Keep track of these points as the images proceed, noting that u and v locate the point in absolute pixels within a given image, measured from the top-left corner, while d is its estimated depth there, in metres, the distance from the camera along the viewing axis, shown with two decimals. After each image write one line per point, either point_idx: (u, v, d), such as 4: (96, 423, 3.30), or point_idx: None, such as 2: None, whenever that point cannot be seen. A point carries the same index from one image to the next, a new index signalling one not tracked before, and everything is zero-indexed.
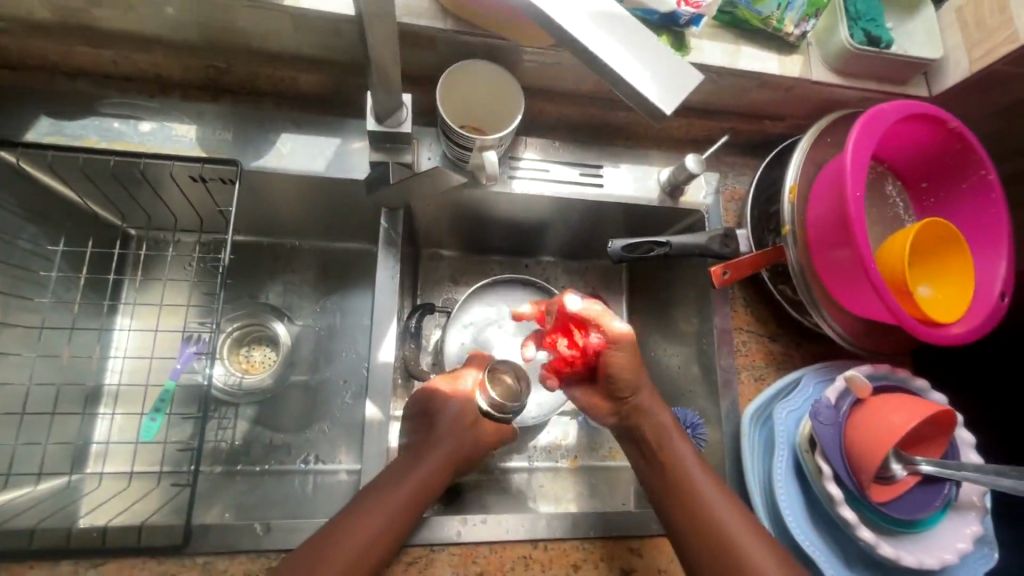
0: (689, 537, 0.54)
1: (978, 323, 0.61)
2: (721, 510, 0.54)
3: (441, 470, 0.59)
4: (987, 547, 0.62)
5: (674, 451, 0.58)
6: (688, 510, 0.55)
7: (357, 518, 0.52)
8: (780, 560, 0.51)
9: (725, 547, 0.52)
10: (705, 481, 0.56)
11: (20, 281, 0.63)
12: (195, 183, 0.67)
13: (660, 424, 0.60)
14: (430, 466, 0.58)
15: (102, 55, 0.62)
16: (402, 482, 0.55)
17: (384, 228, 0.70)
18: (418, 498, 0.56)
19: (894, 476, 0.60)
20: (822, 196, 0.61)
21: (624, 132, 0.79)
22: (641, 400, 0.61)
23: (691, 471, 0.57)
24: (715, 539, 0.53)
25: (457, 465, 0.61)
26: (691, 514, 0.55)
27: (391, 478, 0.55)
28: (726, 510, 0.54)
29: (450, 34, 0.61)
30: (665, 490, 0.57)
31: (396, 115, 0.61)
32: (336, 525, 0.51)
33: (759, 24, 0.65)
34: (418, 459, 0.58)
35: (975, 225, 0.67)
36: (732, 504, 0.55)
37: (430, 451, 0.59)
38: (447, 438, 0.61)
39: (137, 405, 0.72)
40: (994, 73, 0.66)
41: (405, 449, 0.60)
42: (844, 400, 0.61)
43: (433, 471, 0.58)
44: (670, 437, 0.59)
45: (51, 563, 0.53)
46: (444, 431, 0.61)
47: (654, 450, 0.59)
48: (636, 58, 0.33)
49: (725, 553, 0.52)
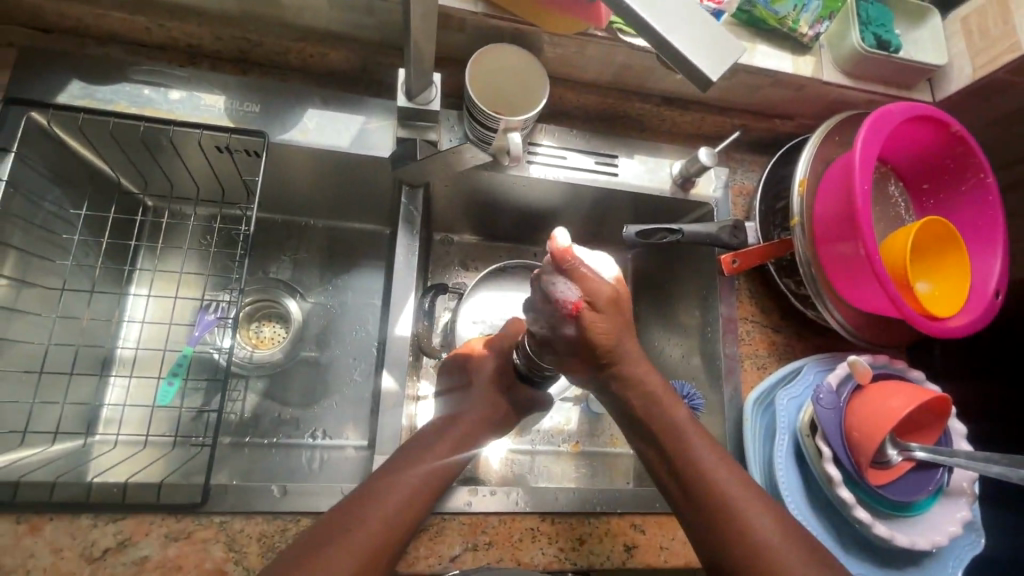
0: (697, 508, 0.52)
1: (975, 317, 0.64)
2: (722, 479, 0.52)
3: (473, 433, 0.62)
4: (974, 533, 0.65)
5: (668, 417, 0.57)
6: (691, 481, 0.53)
7: (380, 479, 0.53)
8: (782, 525, 0.50)
9: (729, 516, 0.50)
10: (704, 449, 0.55)
11: (44, 242, 0.64)
12: (220, 153, 0.69)
13: (649, 394, 0.57)
14: (455, 436, 0.61)
15: (137, 22, 0.63)
16: (437, 444, 0.59)
17: (403, 206, 0.72)
18: (443, 474, 0.57)
19: (889, 461, 0.63)
20: (829, 192, 0.64)
21: (638, 125, 0.81)
22: (638, 372, 0.57)
23: (688, 439, 0.55)
24: (716, 508, 0.51)
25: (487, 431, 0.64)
26: (696, 485, 0.53)
27: (412, 454, 0.57)
28: (727, 478, 0.53)
29: (480, 18, 0.64)
30: (665, 464, 0.56)
31: (426, 94, 0.64)
32: (362, 496, 0.52)
33: (775, 24, 0.68)
34: (443, 433, 0.60)
35: (973, 225, 0.70)
36: (733, 472, 0.53)
37: (462, 419, 0.63)
38: (480, 401, 0.64)
39: (152, 371, 0.73)
40: (996, 81, 0.69)
41: (440, 419, 0.63)
42: (845, 386, 0.64)
43: (462, 439, 0.61)
44: (661, 404, 0.57)
45: (70, 516, 0.54)
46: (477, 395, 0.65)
47: (649, 426, 0.57)
48: (684, 28, 0.34)
49: (727, 518, 0.50)
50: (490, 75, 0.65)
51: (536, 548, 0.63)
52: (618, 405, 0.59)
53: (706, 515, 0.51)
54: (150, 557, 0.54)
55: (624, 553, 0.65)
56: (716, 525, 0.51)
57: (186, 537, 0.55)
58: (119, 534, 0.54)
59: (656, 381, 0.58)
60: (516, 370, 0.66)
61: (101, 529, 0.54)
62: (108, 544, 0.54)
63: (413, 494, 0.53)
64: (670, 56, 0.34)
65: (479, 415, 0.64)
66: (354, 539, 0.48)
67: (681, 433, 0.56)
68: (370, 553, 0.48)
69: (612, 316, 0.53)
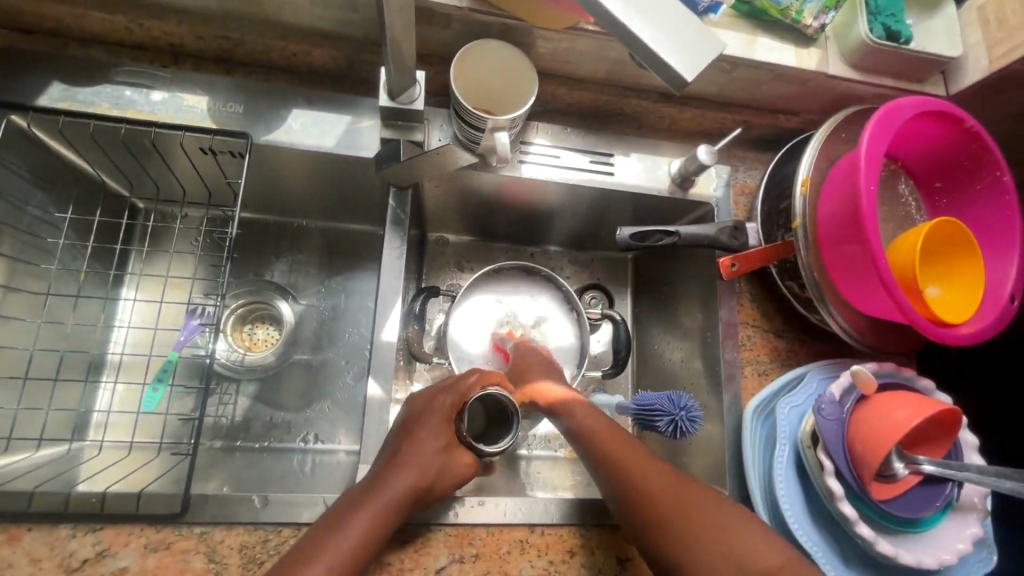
0: (647, 535, 0.51)
1: (987, 324, 0.61)
2: (667, 498, 0.51)
3: (432, 465, 0.55)
4: (986, 550, 0.62)
5: (619, 444, 0.57)
6: (648, 505, 0.51)
7: (364, 488, 0.52)
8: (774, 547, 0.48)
9: (692, 538, 0.48)
10: (650, 473, 0.54)
11: (29, 247, 0.63)
12: (205, 155, 0.68)
13: (597, 421, 0.60)
14: (416, 465, 0.54)
15: (118, 21, 0.62)
16: (407, 463, 0.54)
17: (391, 208, 0.70)
18: (412, 496, 0.53)
19: (895, 475, 0.60)
20: (832, 192, 0.61)
21: (636, 122, 0.79)
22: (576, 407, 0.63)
23: (623, 464, 0.55)
24: (692, 519, 0.49)
25: (436, 479, 0.55)
26: (652, 511, 0.51)
27: (383, 473, 0.53)
28: (681, 497, 0.51)
29: (466, 13, 0.61)
30: (624, 494, 0.53)
31: (410, 92, 0.62)
32: (349, 503, 0.51)
33: (777, 15, 0.65)
34: (401, 462, 0.54)
35: (986, 226, 0.66)
36: (698, 488, 0.52)
37: (417, 439, 0.57)
38: (432, 433, 0.58)
39: (138, 376, 0.73)
40: (1013, 73, 0.66)
41: (399, 426, 0.60)
42: (848, 396, 0.61)
43: (427, 469, 0.55)
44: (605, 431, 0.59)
45: (50, 525, 0.54)
46: (428, 432, 0.58)
47: (599, 451, 0.57)
48: (661, 26, 0.32)
49: (705, 527, 0.49)
50: (483, 93, 0.66)
51: (525, 560, 0.61)
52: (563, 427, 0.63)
53: (684, 526, 0.49)
54: (129, 568, 0.53)
55: (617, 566, 0.63)
56: (697, 535, 0.48)
57: (166, 548, 0.55)
58: (98, 544, 0.54)
59: (586, 411, 0.62)
60: (460, 434, 0.59)
61: (80, 539, 0.54)
62: (87, 554, 0.53)
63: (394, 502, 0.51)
64: (645, 57, 0.32)
65: (435, 446, 0.57)
66: (334, 551, 0.47)
67: (610, 458, 0.56)
68: (353, 560, 0.47)
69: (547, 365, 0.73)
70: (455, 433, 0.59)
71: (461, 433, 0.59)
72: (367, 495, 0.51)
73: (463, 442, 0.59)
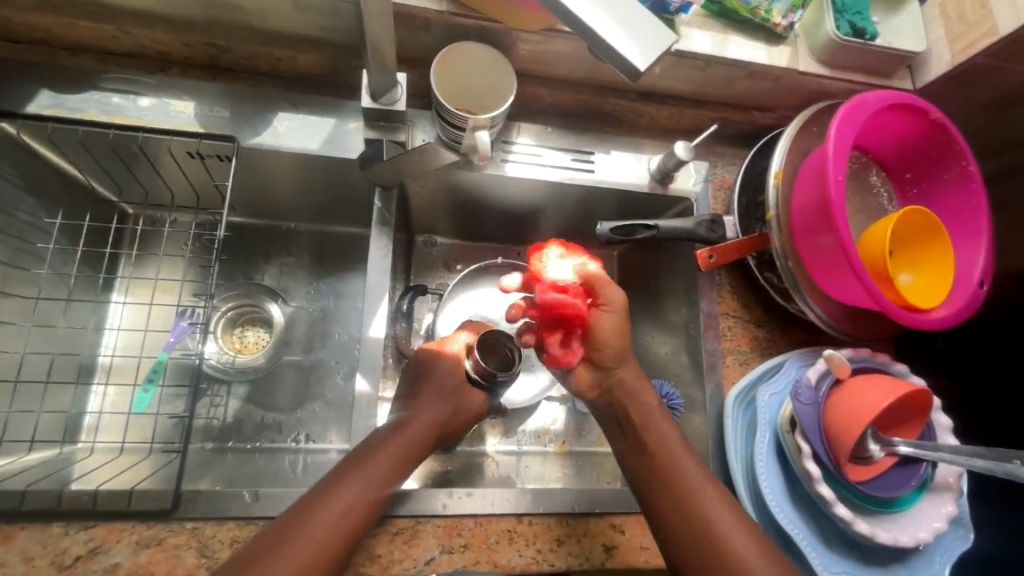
0: (647, 496, 0.56)
1: (959, 308, 0.63)
2: (697, 487, 0.54)
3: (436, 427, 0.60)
4: (962, 528, 0.64)
5: (654, 421, 0.60)
6: (654, 472, 0.56)
7: (355, 457, 0.54)
8: (745, 525, 0.52)
9: (715, 551, 0.50)
10: (679, 452, 0.58)
11: (19, 253, 0.65)
12: (192, 159, 0.69)
13: (645, 406, 0.61)
14: (422, 421, 0.59)
15: (104, 30, 0.64)
16: (414, 423, 0.59)
17: (377, 208, 0.71)
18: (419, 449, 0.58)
19: (872, 457, 0.61)
20: (805, 184, 0.63)
21: (616, 121, 0.81)
22: (625, 374, 0.63)
23: (676, 459, 0.57)
24: (677, 491, 0.54)
25: (443, 430, 0.62)
26: (656, 473, 0.56)
27: (383, 436, 0.57)
28: (692, 478, 0.55)
29: (445, 16, 0.64)
30: (643, 460, 0.58)
31: (391, 94, 0.64)
32: (347, 468, 0.52)
33: (746, 14, 0.68)
34: (410, 418, 0.59)
35: (955, 213, 0.69)
36: (693, 467, 0.56)
37: (418, 405, 0.61)
38: (433, 403, 0.61)
39: (129, 378, 0.74)
40: (975, 66, 0.68)
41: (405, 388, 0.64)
42: (825, 380, 0.63)
43: (436, 424, 0.60)
44: (659, 424, 0.60)
45: (42, 524, 0.54)
46: (431, 393, 0.62)
47: (632, 425, 0.60)
48: (614, 19, 0.34)
49: (681, 502, 0.54)
50: (464, 94, 0.67)
51: (513, 550, 0.62)
52: (610, 412, 0.63)
53: (668, 498, 0.54)
54: (121, 564, 0.54)
55: (604, 553, 0.64)
56: (673, 506, 0.54)
57: (158, 544, 0.55)
58: (90, 541, 0.54)
59: (654, 402, 0.61)
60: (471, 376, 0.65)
61: (72, 537, 0.54)
62: (80, 551, 0.54)
63: (389, 469, 0.54)
64: (601, 49, 0.34)
65: (445, 399, 0.62)
66: (331, 511, 0.49)
67: (669, 450, 0.57)
68: (349, 521, 0.49)
69: (621, 337, 0.62)
70: (464, 375, 0.65)
71: (470, 375, 0.65)
72: (359, 464, 0.53)
73: (476, 383, 0.65)
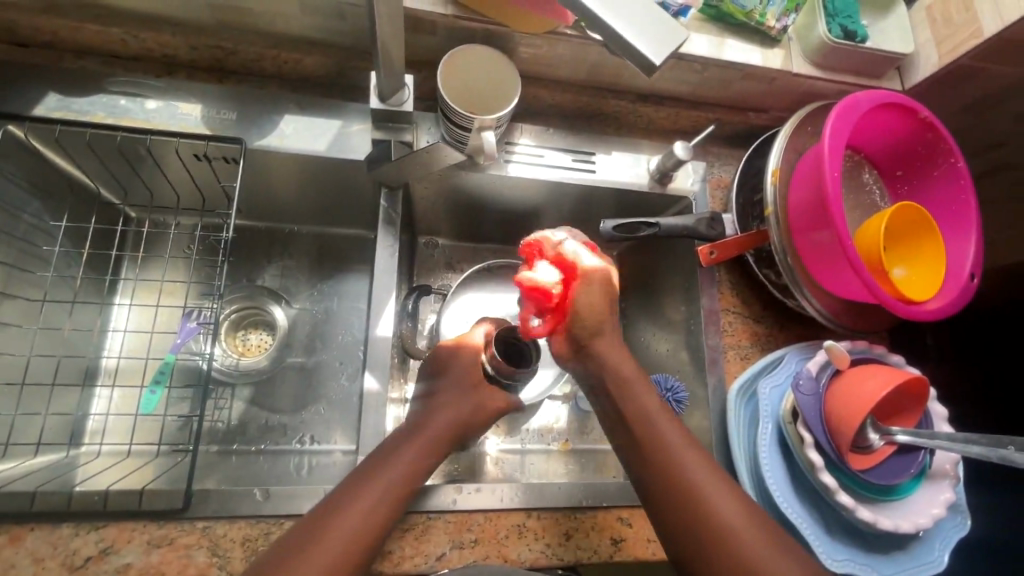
0: (637, 472, 0.55)
1: (952, 300, 0.65)
2: (682, 456, 0.53)
3: (449, 433, 0.59)
4: (959, 515, 0.66)
5: (639, 399, 0.57)
6: (642, 449, 0.55)
7: (381, 452, 0.55)
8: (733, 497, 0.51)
9: (700, 520, 0.50)
10: (661, 420, 0.56)
11: (26, 256, 0.65)
12: (199, 161, 0.69)
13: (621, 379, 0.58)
14: (445, 414, 0.60)
15: (113, 33, 0.64)
16: (435, 416, 0.60)
17: (383, 208, 0.72)
18: (443, 441, 0.59)
19: (872, 445, 0.63)
20: (801, 182, 0.65)
21: (616, 123, 0.82)
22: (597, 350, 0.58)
23: (657, 425, 0.55)
24: (659, 461, 0.53)
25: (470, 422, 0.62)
26: (645, 450, 0.54)
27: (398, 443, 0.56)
28: (675, 446, 0.54)
29: (450, 19, 0.65)
30: (632, 439, 0.56)
31: (399, 95, 0.65)
32: (382, 455, 0.54)
33: (742, 17, 0.70)
34: (431, 411, 0.60)
35: (945, 209, 0.71)
36: (675, 434, 0.55)
37: (446, 397, 0.62)
38: (449, 404, 0.62)
39: (135, 380, 0.74)
40: (961, 67, 0.71)
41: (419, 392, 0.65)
42: (824, 372, 0.64)
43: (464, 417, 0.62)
44: (642, 399, 0.57)
45: (52, 525, 0.54)
46: (451, 384, 0.63)
47: (624, 407, 0.57)
48: (628, 15, 0.35)
49: (665, 472, 0.53)
50: (470, 93, 0.65)
51: (523, 545, 0.63)
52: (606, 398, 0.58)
53: (654, 470, 0.53)
54: (132, 564, 0.54)
55: (612, 547, 0.64)
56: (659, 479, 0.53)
57: (169, 544, 0.55)
58: (101, 542, 0.54)
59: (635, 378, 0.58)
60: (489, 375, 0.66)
61: (83, 537, 0.54)
62: (91, 552, 0.54)
63: (414, 463, 0.55)
64: (617, 44, 0.36)
65: (465, 392, 0.63)
66: (364, 504, 0.50)
67: (653, 423, 0.55)
68: (384, 508, 0.50)
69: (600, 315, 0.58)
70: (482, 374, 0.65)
71: (490, 374, 0.65)
72: (388, 456, 0.54)
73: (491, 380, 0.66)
